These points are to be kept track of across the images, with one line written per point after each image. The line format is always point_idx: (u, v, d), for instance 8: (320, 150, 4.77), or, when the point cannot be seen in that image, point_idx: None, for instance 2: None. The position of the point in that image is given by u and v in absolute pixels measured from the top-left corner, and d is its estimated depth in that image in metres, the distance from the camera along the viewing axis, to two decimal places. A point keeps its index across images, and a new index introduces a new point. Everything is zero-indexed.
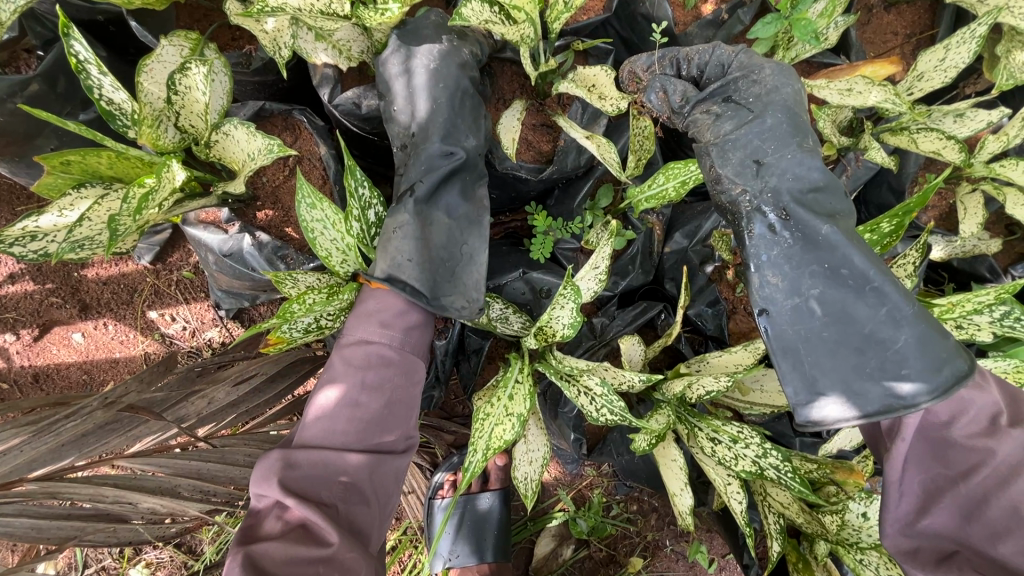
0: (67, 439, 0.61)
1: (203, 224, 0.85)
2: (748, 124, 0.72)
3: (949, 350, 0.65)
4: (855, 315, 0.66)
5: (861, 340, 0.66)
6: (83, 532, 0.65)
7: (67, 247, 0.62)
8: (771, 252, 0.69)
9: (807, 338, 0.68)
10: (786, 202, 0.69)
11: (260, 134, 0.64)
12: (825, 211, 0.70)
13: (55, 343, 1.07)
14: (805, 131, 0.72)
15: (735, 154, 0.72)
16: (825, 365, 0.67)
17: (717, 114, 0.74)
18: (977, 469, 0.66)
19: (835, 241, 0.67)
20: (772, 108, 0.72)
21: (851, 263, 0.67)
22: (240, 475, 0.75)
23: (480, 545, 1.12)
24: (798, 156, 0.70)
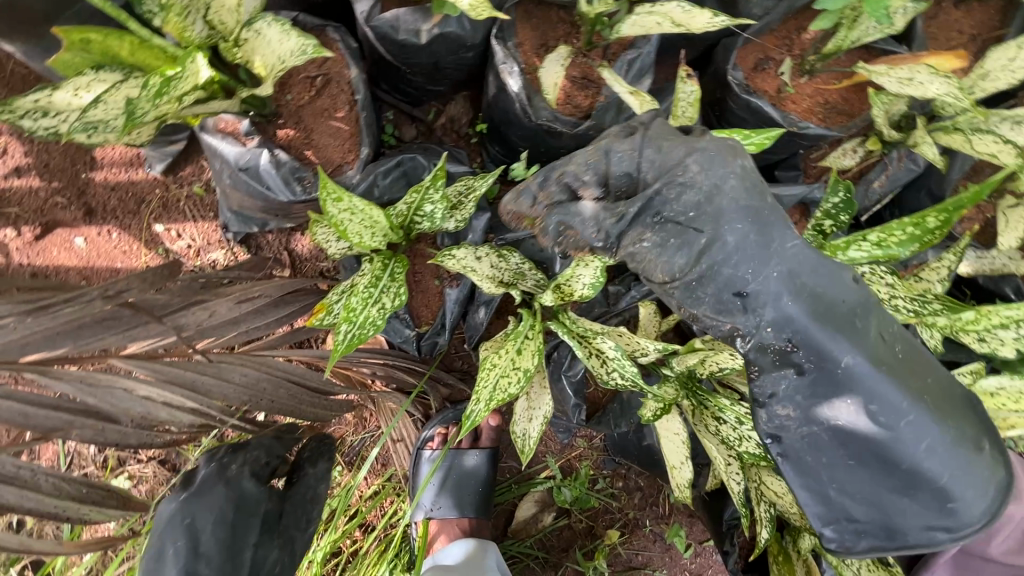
0: (63, 327, 0.59)
1: (222, 134, 0.81)
2: (704, 251, 0.59)
3: (986, 465, 0.60)
4: (892, 446, 0.58)
5: (898, 475, 0.59)
6: (72, 426, 0.62)
7: (78, 127, 0.59)
8: (784, 386, 0.60)
9: (828, 466, 0.60)
10: (793, 328, 0.57)
11: (294, 32, 0.60)
12: (847, 332, 0.58)
13: (56, 245, 1.04)
14: (774, 221, 0.60)
15: (709, 286, 0.60)
16: (858, 495, 0.60)
17: (659, 244, 0.61)
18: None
19: (859, 375, 0.57)
20: (727, 217, 0.59)
21: (880, 398, 0.57)
22: (232, 392, 0.75)
23: (461, 500, 1.11)
24: (786, 268, 0.58)
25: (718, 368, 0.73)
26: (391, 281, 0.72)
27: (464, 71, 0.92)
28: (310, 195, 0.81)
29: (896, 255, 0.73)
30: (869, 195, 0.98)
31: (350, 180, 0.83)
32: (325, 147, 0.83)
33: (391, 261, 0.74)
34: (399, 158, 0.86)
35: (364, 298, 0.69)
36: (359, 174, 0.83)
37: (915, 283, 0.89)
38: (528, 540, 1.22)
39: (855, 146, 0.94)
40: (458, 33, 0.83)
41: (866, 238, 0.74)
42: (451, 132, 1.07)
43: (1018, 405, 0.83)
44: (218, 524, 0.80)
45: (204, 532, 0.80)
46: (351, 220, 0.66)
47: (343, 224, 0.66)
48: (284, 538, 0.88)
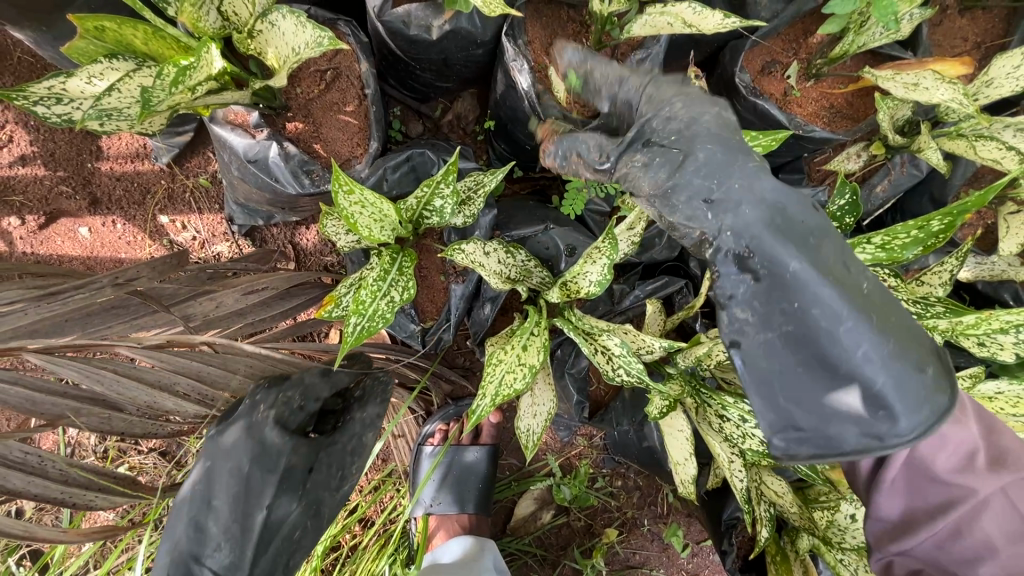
0: (73, 312, 0.59)
1: (231, 125, 0.81)
2: (681, 167, 0.53)
3: (929, 382, 0.48)
4: (818, 344, 0.47)
5: (837, 382, 0.47)
6: (77, 413, 0.62)
7: (93, 115, 0.58)
8: (738, 291, 0.49)
9: (781, 375, 0.48)
10: (750, 235, 0.49)
11: (310, 24, 0.59)
12: (800, 239, 0.49)
13: (60, 235, 1.04)
14: (744, 150, 0.53)
15: (681, 195, 0.53)
16: (807, 402, 0.47)
17: (643, 163, 0.55)
18: (955, 498, 0.59)
19: (805, 280, 0.47)
20: (700, 140, 0.53)
21: (822, 304, 0.47)
22: (240, 383, 0.75)
23: (461, 496, 1.12)
24: (749, 180, 0.51)
25: (724, 358, 0.73)
26: (399, 275, 0.72)
27: (472, 68, 0.93)
28: (318, 188, 0.81)
29: (900, 257, 0.74)
30: (872, 198, 1.00)
31: (360, 174, 0.84)
32: (333, 141, 0.84)
33: (398, 256, 0.75)
34: (408, 152, 0.88)
35: (373, 292, 0.69)
36: (368, 168, 0.84)
37: (917, 287, 0.89)
38: (527, 537, 1.22)
39: (859, 151, 0.95)
40: (469, 29, 0.83)
41: (870, 240, 0.75)
42: (457, 129, 1.07)
43: (1013, 409, 0.84)
44: (233, 475, 0.68)
45: (219, 481, 0.68)
46: (361, 212, 0.66)
47: (353, 217, 0.66)
48: (309, 497, 0.74)
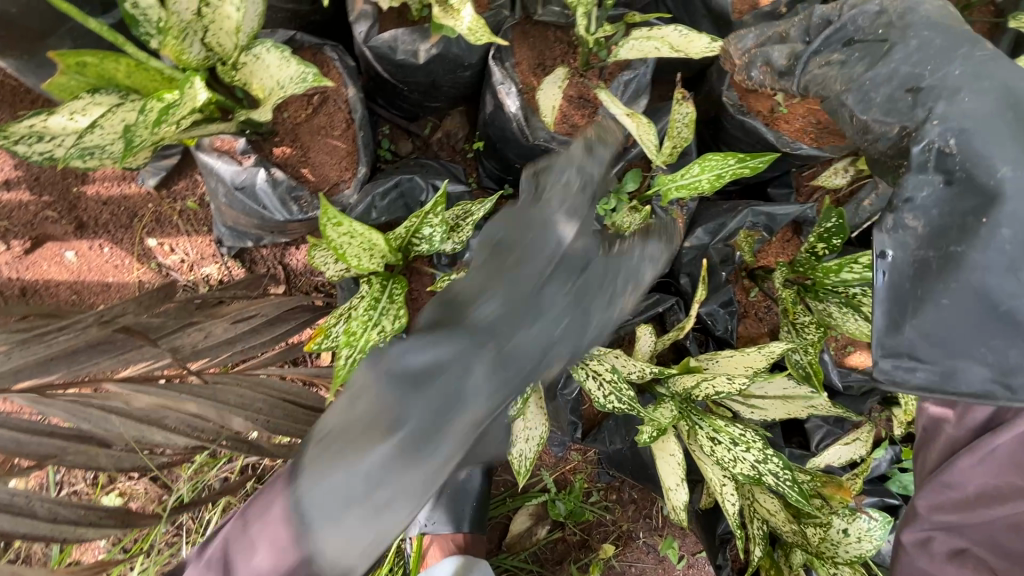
0: (57, 353, 0.58)
1: (217, 152, 0.81)
2: (887, 56, 0.64)
3: None
4: (989, 281, 0.52)
5: (999, 324, 0.53)
6: (64, 452, 0.61)
7: (74, 153, 0.58)
8: (922, 191, 0.57)
9: (924, 292, 0.56)
10: (958, 130, 0.56)
11: (294, 60, 0.60)
12: (1011, 151, 0.53)
13: (46, 258, 1.02)
14: (973, 39, 0.62)
15: (881, 90, 0.64)
16: (947, 324, 0.54)
17: (842, 61, 0.69)
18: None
19: (1016, 189, 0.52)
20: (916, 27, 0.64)
21: (1017, 223, 0.52)
22: (230, 415, 0.73)
23: (457, 515, 1.12)
24: (971, 67, 0.59)
25: (713, 391, 0.73)
26: (390, 304, 0.72)
27: (460, 88, 0.92)
28: (307, 215, 0.81)
29: None
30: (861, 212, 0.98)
31: (349, 200, 0.83)
32: (321, 165, 0.83)
33: (388, 281, 0.76)
34: (396, 179, 0.88)
35: (363, 321, 0.69)
36: (357, 194, 0.83)
37: None
38: (523, 554, 1.22)
39: (846, 166, 0.94)
40: (456, 52, 0.83)
41: (858, 261, 0.76)
42: (447, 147, 1.06)
43: None
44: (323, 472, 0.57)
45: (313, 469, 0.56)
46: (349, 244, 0.66)
47: (341, 248, 0.66)
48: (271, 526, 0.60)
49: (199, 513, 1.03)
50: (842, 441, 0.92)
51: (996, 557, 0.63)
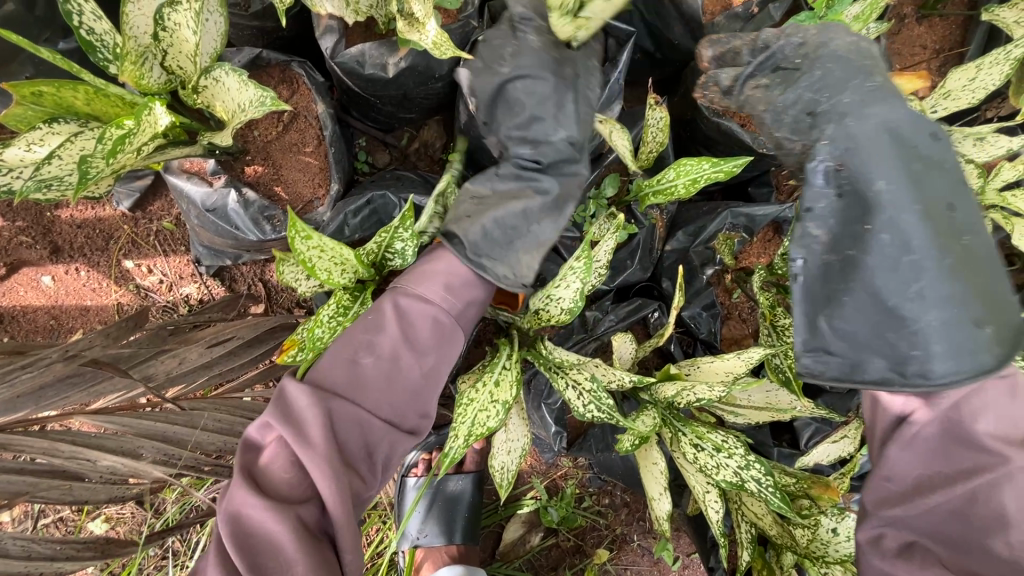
0: (23, 391, 0.57)
1: (187, 174, 0.80)
2: (796, 83, 0.66)
3: (983, 342, 0.52)
4: (877, 282, 0.56)
5: (891, 317, 0.56)
6: (36, 488, 0.60)
7: (32, 186, 0.57)
8: (817, 204, 0.59)
9: (830, 294, 0.58)
10: (843, 150, 0.58)
11: (252, 83, 0.59)
12: (896, 164, 0.56)
13: (22, 284, 1.01)
14: (869, 73, 0.63)
15: (790, 112, 0.66)
16: (844, 325, 0.58)
17: (767, 86, 0.68)
18: (982, 471, 0.58)
19: (887, 200, 0.55)
20: (823, 61, 0.65)
21: (895, 228, 0.55)
22: (206, 439, 0.73)
23: (449, 526, 1.11)
24: (861, 96, 0.61)
25: (694, 396, 0.73)
26: (355, 314, 0.73)
27: (433, 99, 0.91)
28: (279, 234, 0.81)
29: None
30: None
31: (322, 217, 0.83)
32: (294, 183, 0.82)
33: (360, 293, 0.76)
34: (368, 196, 0.86)
35: (327, 329, 0.70)
36: (329, 211, 0.83)
37: None
38: (517, 561, 1.21)
39: None
40: (425, 65, 0.82)
41: None
42: (425, 157, 1.05)
43: None
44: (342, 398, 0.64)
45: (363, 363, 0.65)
46: (320, 258, 0.66)
47: (310, 261, 0.65)
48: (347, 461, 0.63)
49: (187, 536, 1.02)
50: (830, 438, 0.89)
51: (946, 551, 0.60)
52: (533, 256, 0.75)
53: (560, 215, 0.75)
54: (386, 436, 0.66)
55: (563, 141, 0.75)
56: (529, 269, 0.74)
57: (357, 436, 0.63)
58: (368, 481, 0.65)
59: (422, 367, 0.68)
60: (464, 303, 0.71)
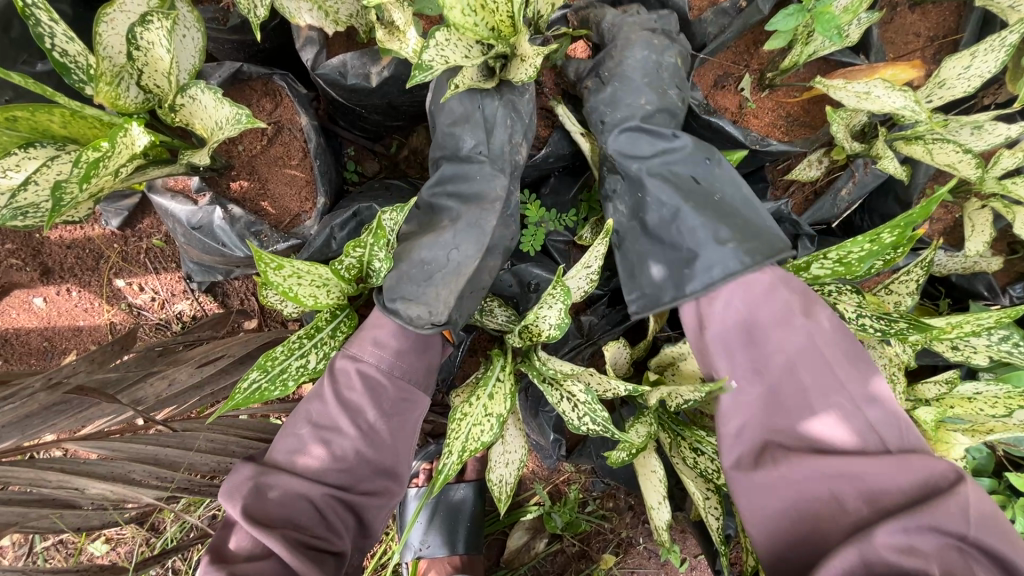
0: (8, 421, 0.57)
1: (172, 193, 0.79)
2: (599, 93, 0.81)
3: (724, 247, 0.70)
4: (659, 230, 0.76)
5: (674, 253, 0.75)
6: (26, 518, 0.60)
7: (9, 213, 0.56)
8: (614, 189, 0.82)
9: (638, 250, 0.78)
10: (616, 148, 0.79)
11: (227, 101, 0.58)
12: (652, 148, 0.78)
13: (14, 306, 1.00)
14: (648, 82, 0.80)
15: (593, 116, 0.82)
16: (650, 269, 0.77)
17: (594, 89, 0.82)
18: (771, 350, 0.65)
19: (646, 174, 0.77)
20: (618, 74, 0.80)
21: (657, 192, 0.77)
22: (199, 461, 0.72)
23: (451, 536, 1.09)
24: (629, 103, 0.79)
25: (680, 401, 0.72)
26: (329, 336, 0.74)
27: (420, 107, 0.90)
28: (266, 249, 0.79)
29: (858, 270, 0.71)
30: (838, 202, 0.96)
31: (309, 231, 0.82)
32: (280, 197, 0.81)
33: (341, 312, 0.76)
34: (355, 207, 0.85)
35: (289, 349, 0.69)
36: (317, 224, 0.82)
37: (886, 295, 0.85)
38: (522, 569, 1.20)
39: (820, 158, 0.93)
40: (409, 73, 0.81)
41: (828, 255, 0.73)
42: (415, 164, 1.03)
43: (992, 409, 0.82)
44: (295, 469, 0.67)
45: (310, 431, 0.69)
46: (300, 284, 0.65)
47: (292, 290, 0.65)
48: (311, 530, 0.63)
49: (187, 555, 1.01)
50: None
51: (789, 439, 0.61)
52: (451, 290, 0.73)
53: (477, 239, 0.75)
54: (339, 498, 0.67)
55: (473, 153, 0.77)
56: (446, 305, 0.72)
57: (306, 501, 0.65)
58: (335, 543, 0.64)
59: (360, 424, 0.69)
60: (398, 355, 0.71)
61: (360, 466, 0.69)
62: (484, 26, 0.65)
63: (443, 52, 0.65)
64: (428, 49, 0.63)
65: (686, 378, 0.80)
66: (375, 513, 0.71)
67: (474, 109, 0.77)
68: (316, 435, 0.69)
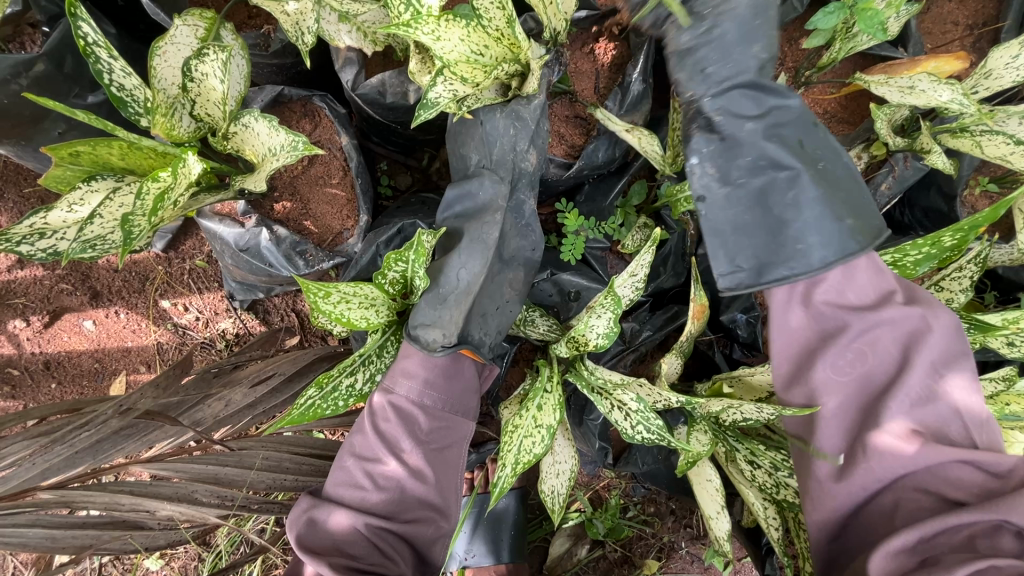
0: (80, 448, 0.59)
1: (220, 217, 0.81)
2: (700, 29, 0.64)
3: (846, 224, 0.61)
4: (769, 198, 0.63)
5: (783, 224, 0.62)
6: (99, 541, 0.62)
7: (77, 247, 0.58)
8: (705, 148, 0.65)
9: (733, 221, 0.64)
10: (718, 96, 0.64)
11: (282, 129, 0.60)
12: (755, 103, 0.64)
13: (66, 330, 1.02)
14: (759, 25, 0.63)
15: (689, 55, 0.65)
16: (745, 244, 0.63)
17: (694, 24, 0.64)
18: (871, 329, 0.61)
19: (755, 132, 0.63)
20: (728, 7, 0.62)
21: (768, 153, 0.63)
22: (258, 479, 0.73)
23: (496, 545, 1.10)
24: (736, 35, 0.63)
25: (740, 417, 0.71)
26: (375, 354, 0.75)
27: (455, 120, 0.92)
28: (312, 268, 0.81)
29: (913, 273, 0.71)
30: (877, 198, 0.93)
31: (353, 248, 0.83)
32: (322, 216, 0.82)
33: (388, 329, 0.77)
34: (399, 224, 0.86)
35: (339, 367, 0.71)
36: (361, 241, 0.84)
37: (936, 293, 0.83)
38: None
39: (859, 153, 0.90)
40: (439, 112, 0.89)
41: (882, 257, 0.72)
42: (447, 175, 1.04)
43: None
44: (348, 502, 0.69)
45: (357, 465, 0.71)
46: (350, 308, 0.67)
47: (343, 315, 0.67)
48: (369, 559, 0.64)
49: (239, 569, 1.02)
50: None
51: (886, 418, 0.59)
52: (464, 309, 0.73)
53: (482, 253, 0.75)
54: (390, 528, 0.68)
55: (477, 170, 0.78)
56: (456, 322, 0.73)
57: (358, 531, 0.66)
58: (393, 570, 0.65)
59: (399, 452, 0.70)
60: (428, 384, 0.72)
61: (405, 493, 0.70)
62: (489, 56, 0.68)
63: (453, 86, 0.66)
64: (435, 86, 0.64)
65: (753, 392, 0.80)
66: (429, 539, 0.72)
67: (473, 129, 0.78)
68: (362, 467, 0.71)
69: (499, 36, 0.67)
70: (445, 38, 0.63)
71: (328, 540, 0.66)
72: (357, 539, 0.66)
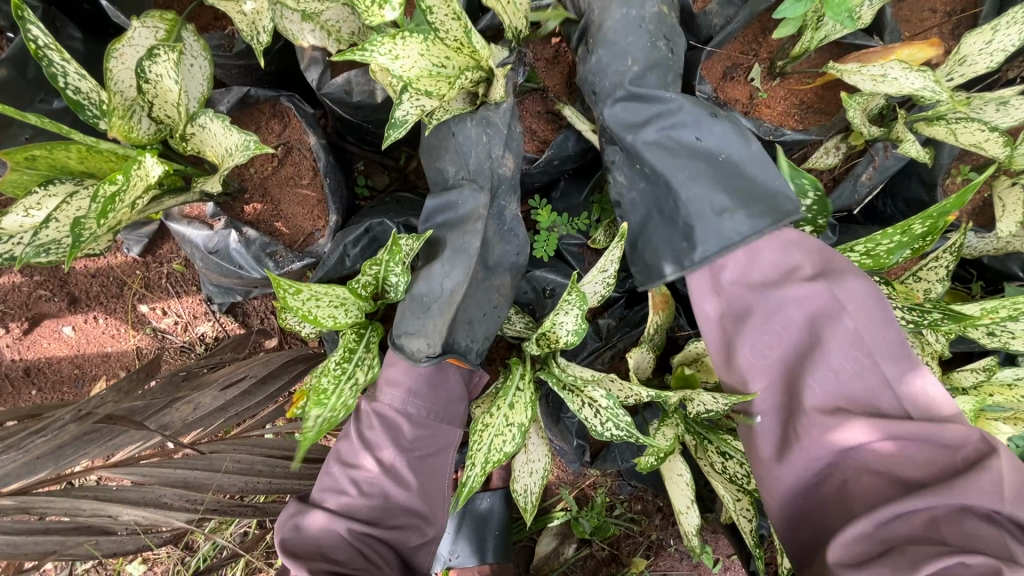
0: (41, 453, 0.59)
1: (188, 220, 0.81)
2: (591, 57, 0.73)
3: (734, 209, 0.65)
4: (667, 197, 0.70)
5: (681, 219, 0.69)
6: (64, 546, 0.61)
7: (31, 251, 0.58)
8: (615, 160, 0.75)
9: (643, 222, 0.73)
10: (610, 113, 0.72)
11: (235, 129, 0.59)
12: (644, 113, 0.70)
13: (45, 336, 1.02)
14: (641, 51, 0.71)
15: (588, 82, 0.74)
16: (654, 240, 0.72)
17: (587, 56, 0.74)
18: (776, 313, 0.62)
19: (642, 142, 0.70)
20: (604, 42, 0.72)
21: (659, 158, 0.70)
22: (228, 481, 0.73)
23: (480, 546, 1.09)
24: (616, 59, 0.71)
25: (702, 409, 0.71)
26: (364, 352, 0.72)
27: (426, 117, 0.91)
28: (282, 269, 0.80)
29: (887, 262, 0.69)
30: (858, 188, 0.93)
31: (322, 249, 0.82)
32: (293, 216, 0.82)
33: (366, 330, 0.75)
34: (367, 223, 0.84)
35: (334, 375, 0.67)
36: (330, 241, 0.82)
37: (914, 283, 0.82)
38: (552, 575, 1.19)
39: (837, 144, 0.90)
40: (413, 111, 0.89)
41: (853, 248, 0.71)
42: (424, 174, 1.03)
43: None
44: (333, 508, 0.69)
45: (343, 471, 0.71)
46: (318, 306, 0.66)
47: (311, 313, 0.66)
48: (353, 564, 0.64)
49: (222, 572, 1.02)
50: None
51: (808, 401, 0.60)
52: (447, 318, 0.73)
53: (466, 263, 0.73)
54: (375, 534, 0.68)
55: (455, 180, 0.77)
56: (439, 330, 0.72)
57: (342, 536, 0.66)
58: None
59: (384, 460, 0.70)
60: (412, 392, 0.72)
61: (390, 500, 0.70)
62: (452, 67, 0.66)
63: (419, 101, 0.66)
64: (401, 105, 0.65)
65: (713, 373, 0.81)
66: (413, 547, 0.71)
67: (446, 139, 0.77)
68: (347, 475, 0.70)
69: (458, 46, 0.65)
70: (403, 56, 0.61)
71: (311, 546, 0.65)
72: (341, 545, 0.65)
